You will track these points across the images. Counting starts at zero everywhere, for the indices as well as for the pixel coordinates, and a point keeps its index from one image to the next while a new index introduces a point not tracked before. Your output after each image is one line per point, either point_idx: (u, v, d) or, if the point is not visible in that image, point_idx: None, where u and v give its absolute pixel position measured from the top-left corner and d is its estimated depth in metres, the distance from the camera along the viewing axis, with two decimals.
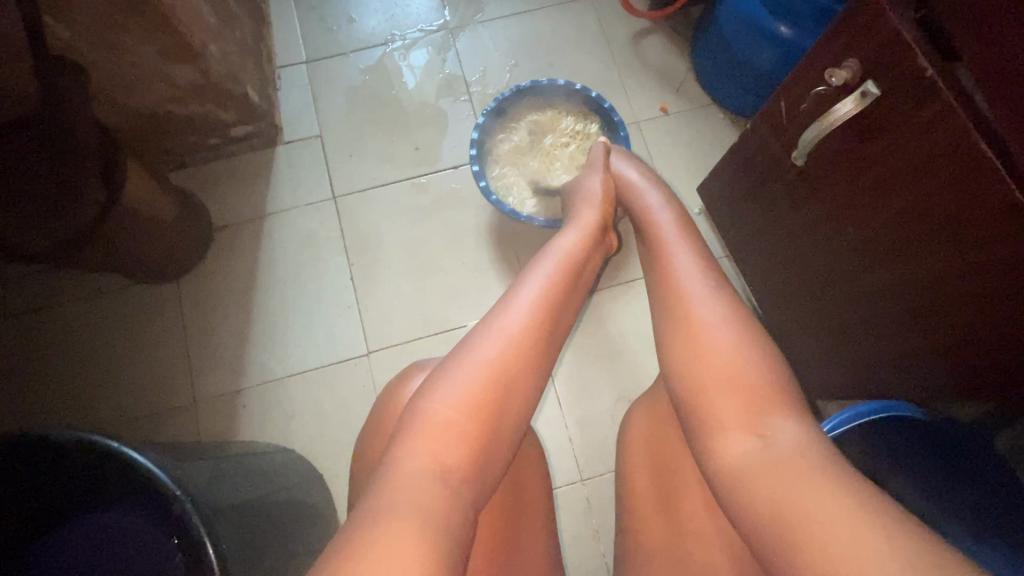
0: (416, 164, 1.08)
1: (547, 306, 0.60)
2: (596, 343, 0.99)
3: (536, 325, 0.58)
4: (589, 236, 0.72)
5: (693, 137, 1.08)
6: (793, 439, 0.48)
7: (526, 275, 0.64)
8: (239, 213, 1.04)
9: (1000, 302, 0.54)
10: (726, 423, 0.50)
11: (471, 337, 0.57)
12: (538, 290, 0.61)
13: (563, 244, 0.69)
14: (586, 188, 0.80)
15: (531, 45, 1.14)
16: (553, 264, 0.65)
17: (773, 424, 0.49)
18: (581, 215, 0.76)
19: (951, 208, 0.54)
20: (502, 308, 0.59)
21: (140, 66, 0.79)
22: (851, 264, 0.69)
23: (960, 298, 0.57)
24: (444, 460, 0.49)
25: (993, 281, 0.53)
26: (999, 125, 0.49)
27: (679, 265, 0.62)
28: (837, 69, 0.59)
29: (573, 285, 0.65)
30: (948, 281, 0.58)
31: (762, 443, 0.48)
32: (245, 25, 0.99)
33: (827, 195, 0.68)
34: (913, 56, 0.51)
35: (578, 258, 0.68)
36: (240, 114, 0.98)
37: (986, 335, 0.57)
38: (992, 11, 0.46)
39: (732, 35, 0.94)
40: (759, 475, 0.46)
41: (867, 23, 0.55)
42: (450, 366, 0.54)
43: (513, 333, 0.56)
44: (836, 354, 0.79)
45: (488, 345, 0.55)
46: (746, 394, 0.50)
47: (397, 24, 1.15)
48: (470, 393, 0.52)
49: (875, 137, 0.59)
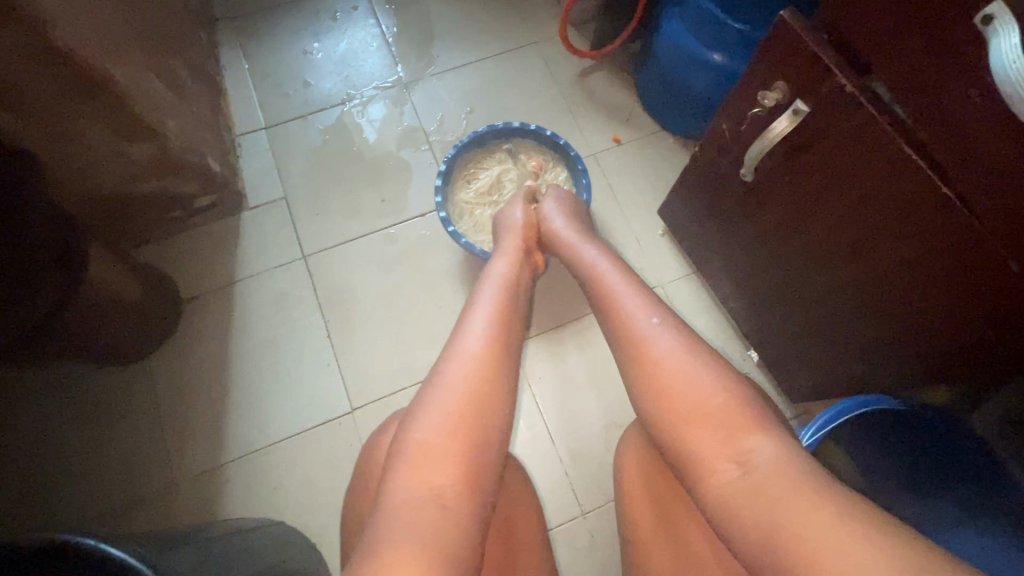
0: (383, 216, 1.09)
1: (498, 339, 0.59)
2: (564, 372, 1.00)
3: (495, 352, 0.57)
4: (516, 260, 0.73)
5: (648, 163, 1.12)
6: (768, 458, 0.50)
7: (471, 306, 0.63)
8: (209, 282, 1.03)
9: (958, 289, 0.56)
10: (706, 454, 0.52)
11: (432, 377, 0.55)
12: (486, 316, 0.61)
13: (496, 270, 0.70)
14: (509, 222, 0.82)
15: (484, 93, 1.19)
16: (496, 291, 0.65)
17: (750, 446, 0.50)
18: (503, 245, 0.77)
19: (890, 206, 0.57)
20: (455, 344, 0.58)
21: (97, 147, 0.79)
22: (810, 269, 0.72)
23: (916, 290, 0.60)
24: (440, 480, 0.49)
25: (941, 268, 0.56)
26: (918, 128, 0.51)
27: (630, 312, 0.62)
28: (768, 91, 0.62)
29: (518, 310, 0.65)
30: (903, 276, 0.60)
31: (741, 470, 0.50)
32: (201, 99, 1.00)
33: (776, 207, 0.72)
34: (832, 76, 0.54)
35: (513, 281, 0.68)
36: (202, 185, 0.99)
37: (939, 319, 0.60)
38: (894, 28, 0.49)
39: (671, 66, 1.00)
40: (741, 502, 0.48)
41: (787, 51, 0.58)
42: (415, 417, 0.52)
43: (472, 367, 0.55)
44: (810, 355, 0.82)
45: (450, 383, 0.54)
46: (723, 424, 0.52)
47: (352, 84, 1.19)
48: (458, 416, 0.52)
49: (809, 148, 0.62)
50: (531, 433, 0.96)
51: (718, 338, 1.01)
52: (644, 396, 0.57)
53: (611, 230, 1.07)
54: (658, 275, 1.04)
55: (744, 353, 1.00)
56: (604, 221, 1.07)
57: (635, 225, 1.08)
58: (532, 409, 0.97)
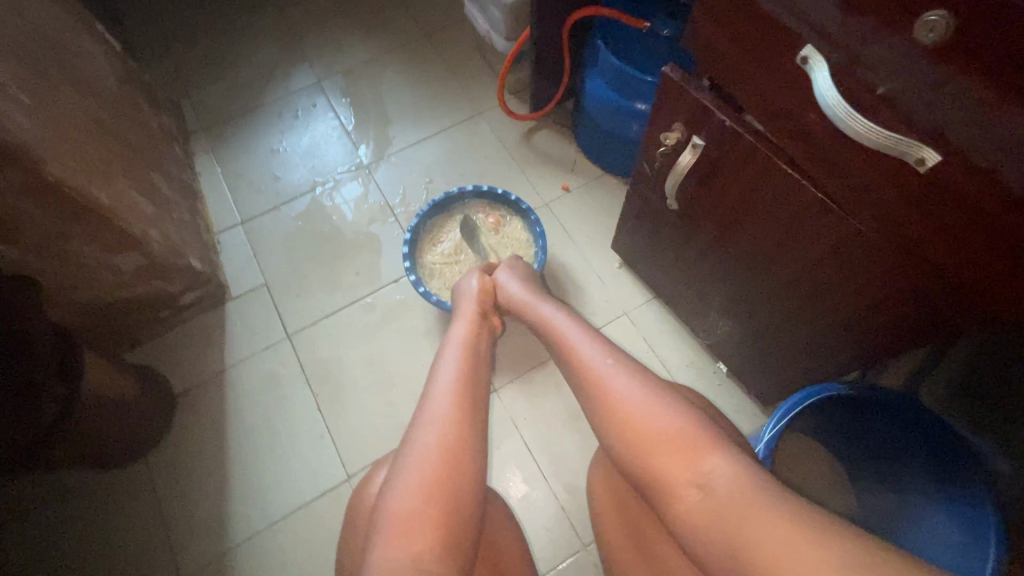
0: (360, 287, 1.16)
1: (464, 391, 0.61)
2: (541, 410, 1.04)
3: (459, 410, 0.59)
4: (474, 323, 0.76)
5: (597, 205, 1.22)
6: (725, 480, 0.53)
7: (436, 370, 0.65)
8: (200, 374, 1.08)
9: (863, 284, 0.62)
10: (673, 481, 0.56)
11: (406, 441, 0.58)
12: (450, 375, 0.63)
13: (456, 334, 0.73)
14: (465, 289, 0.85)
15: (440, 163, 1.30)
16: (456, 353, 0.68)
17: (710, 469, 0.54)
18: (461, 310, 0.81)
19: (790, 218, 0.64)
20: (425, 407, 0.60)
21: (88, 264, 0.86)
22: (745, 278, 0.79)
23: (833, 289, 0.66)
24: (416, 547, 0.51)
25: (847, 266, 0.62)
26: (793, 152, 0.58)
27: (587, 354, 0.66)
28: (669, 132, 0.70)
29: (480, 369, 0.66)
30: (819, 279, 0.67)
31: (701, 492, 0.53)
32: (180, 206, 1.09)
33: (702, 228, 0.80)
34: (714, 114, 0.63)
35: (474, 341, 0.71)
36: (186, 283, 1.05)
37: (861, 315, 0.66)
38: (742, 70, 0.56)
39: (601, 117, 1.10)
40: (707, 519, 0.52)
41: (675, 98, 0.67)
42: (391, 485, 0.55)
43: (442, 428, 0.57)
44: (767, 358, 0.88)
45: (421, 448, 0.56)
46: (681, 450, 0.56)
47: (319, 171, 1.29)
48: (428, 475, 0.54)
49: (715, 175, 0.69)
50: (522, 473, 0.99)
51: (687, 355, 1.07)
52: (604, 421, 0.62)
53: (572, 270, 1.15)
54: (622, 305, 1.12)
55: (713, 365, 1.06)
56: (565, 263, 1.15)
57: (594, 262, 1.16)
58: (520, 449, 1.01)
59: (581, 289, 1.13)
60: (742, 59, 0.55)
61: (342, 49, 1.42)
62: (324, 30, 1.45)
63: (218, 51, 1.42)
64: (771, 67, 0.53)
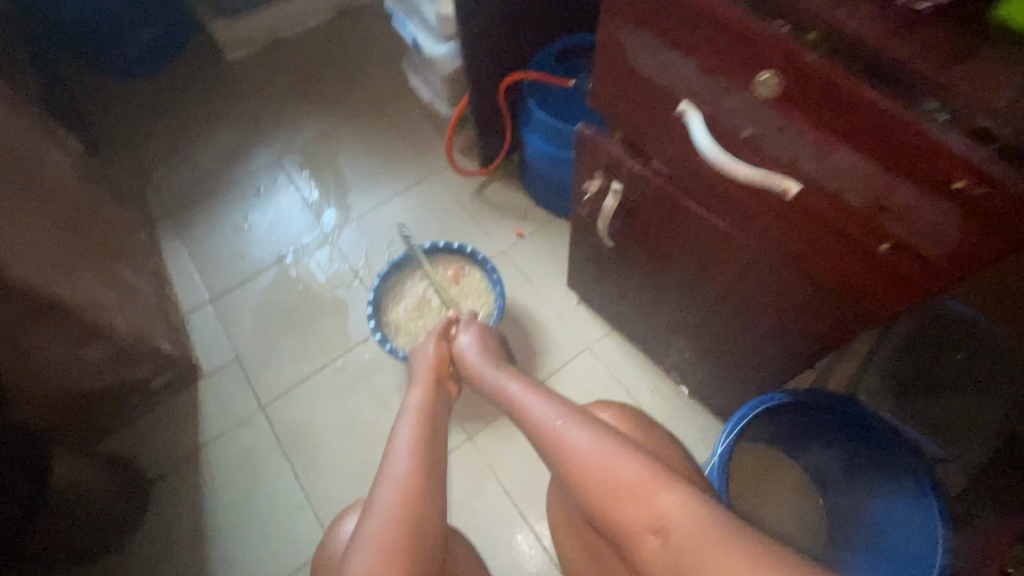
0: (330, 351, 1.19)
1: (423, 452, 0.62)
2: (508, 456, 1.05)
3: (418, 474, 0.60)
4: (429, 388, 0.74)
5: (550, 247, 1.29)
6: (680, 514, 0.54)
7: (394, 437, 0.65)
8: (175, 457, 1.08)
9: (787, 311, 0.65)
10: (628, 526, 0.56)
11: (367, 511, 0.58)
12: (410, 439, 0.64)
13: (411, 403, 0.71)
14: (421, 354, 0.84)
15: (399, 224, 1.36)
16: (414, 421, 0.67)
17: (662, 507, 0.55)
18: (416, 377, 0.79)
19: (709, 251, 0.69)
20: (386, 471, 0.61)
21: (55, 359, 0.89)
22: (682, 305, 0.84)
23: (761, 315, 0.70)
24: None
25: (767, 293, 0.66)
26: (695, 192, 0.64)
27: (541, 416, 0.64)
28: (590, 181, 0.77)
29: (438, 435, 0.67)
30: (745, 305, 0.71)
31: (659, 535, 0.54)
32: (146, 292, 1.12)
33: (635, 263, 0.86)
34: (625, 163, 0.69)
35: (432, 408, 0.70)
36: (156, 368, 1.07)
37: (799, 342, 0.68)
38: (639, 124, 0.63)
39: (542, 167, 1.18)
40: (661, 559, 0.53)
41: (590, 152, 0.74)
42: (353, 553, 0.56)
43: (401, 493, 0.58)
44: (716, 376, 0.93)
45: (381, 514, 0.57)
46: (633, 496, 0.56)
47: (283, 243, 1.34)
48: (387, 537, 0.55)
49: (637, 215, 0.75)
50: (497, 519, 1.01)
51: (649, 381, 1.12)
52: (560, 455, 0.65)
53: (533, 311, 1.20)
54: (583, 340, 1.16)
55: (675, 389, 1.10)
56: (525, 306, 1.21)
57: (552, 302, 1.21)
58: (496, 493, 1.03)
59: (542, 329, 1.18)
60: (637, 116, 0.63)
61: (296, 127, 1.50)
62: (280, 111, 1.53)
63: (178, 140, 1.49)
64: (660, 121, 0.60)
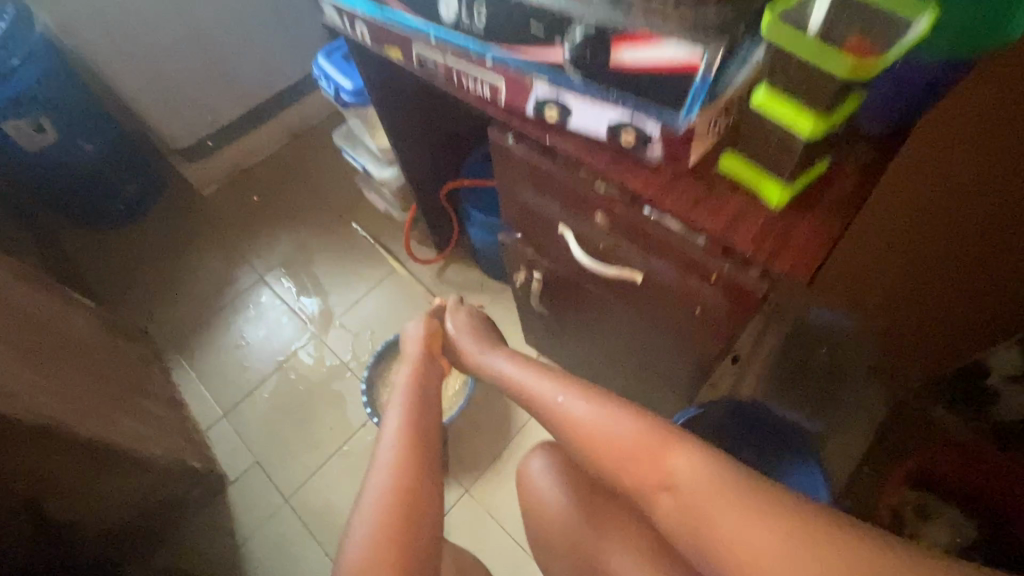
0: (336, 438, 1.38)
1: (408, 439, 0.79)
2: (498, 501, 1.25)
3: (403, 456, 0.77)
4: (417, 363, 0.92)
5: (507, 313, 1.52)
6: (694, 474, 0.59)
7: (384, 427, 0.81)
8: (217, 560, 1.26)
9: (668, 353, 0.89)
10: (644, 487, 0.63)
11: (366, 485, 0.75)
12: (399, 423, 0.81)
13: (400, 379, 0.90)
14: (409, 332, 0.99)
15: (377, 316, 1.57)
16: (405, 406, 0.84)
17: (672, 467, 0.61)
18: (406, 351, 0.96)
19: (608, 314, 0.92)
20: (376, 462, 0.77)
21: (108, 494, 1.06)
22: (607, 353, 1.07)
23: (655, 356, 0.93)
24: None
25: (652, 342, 0.89)
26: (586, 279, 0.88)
27: (543, 395, 0.75)
28: (518, 273, 1.01)
29: (425, 416, 0.83)
30: (644, 350, 0.94)
31: (672, 492, 0.60)
32: (171, 418, 1.30)
33: (566, 325, 1.10)
34: (538, 261, 0.93)
35: (421, 391, 0.87)
36: (190, 482, 1.24)
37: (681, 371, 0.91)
38: (538, 238, 0.88)
39: (487, 251, 1.42)
40: (672, 513, 0.60)
41: (512, 254, 0.98)
42: (351, 538, 0.70)
43: (390, 471, 0.75)
44: (649, 402, 1.16)
45: (377, 489, 0.74)
46: (645, 455, 0.64)
47: (278, 350, 1.54)
48: (383, 518, 0.71)
49: (556, 293, 0.99)
50: (496, 558, 1.20)
51: None
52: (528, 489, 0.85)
53: None
54: None
55: None
56: None
57: None
58: (494, 535, 1.22)
59: None
60: (535, 233, 0.87)
61: (273, 245, 1.73)
62: (259, 234, 1.75)
63: (170, 276, 1.69)
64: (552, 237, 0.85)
